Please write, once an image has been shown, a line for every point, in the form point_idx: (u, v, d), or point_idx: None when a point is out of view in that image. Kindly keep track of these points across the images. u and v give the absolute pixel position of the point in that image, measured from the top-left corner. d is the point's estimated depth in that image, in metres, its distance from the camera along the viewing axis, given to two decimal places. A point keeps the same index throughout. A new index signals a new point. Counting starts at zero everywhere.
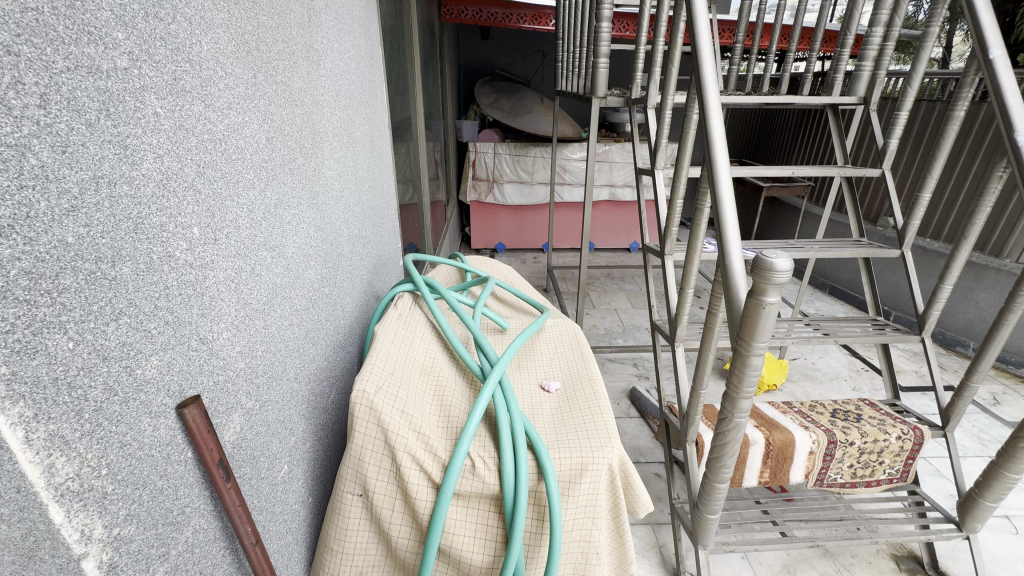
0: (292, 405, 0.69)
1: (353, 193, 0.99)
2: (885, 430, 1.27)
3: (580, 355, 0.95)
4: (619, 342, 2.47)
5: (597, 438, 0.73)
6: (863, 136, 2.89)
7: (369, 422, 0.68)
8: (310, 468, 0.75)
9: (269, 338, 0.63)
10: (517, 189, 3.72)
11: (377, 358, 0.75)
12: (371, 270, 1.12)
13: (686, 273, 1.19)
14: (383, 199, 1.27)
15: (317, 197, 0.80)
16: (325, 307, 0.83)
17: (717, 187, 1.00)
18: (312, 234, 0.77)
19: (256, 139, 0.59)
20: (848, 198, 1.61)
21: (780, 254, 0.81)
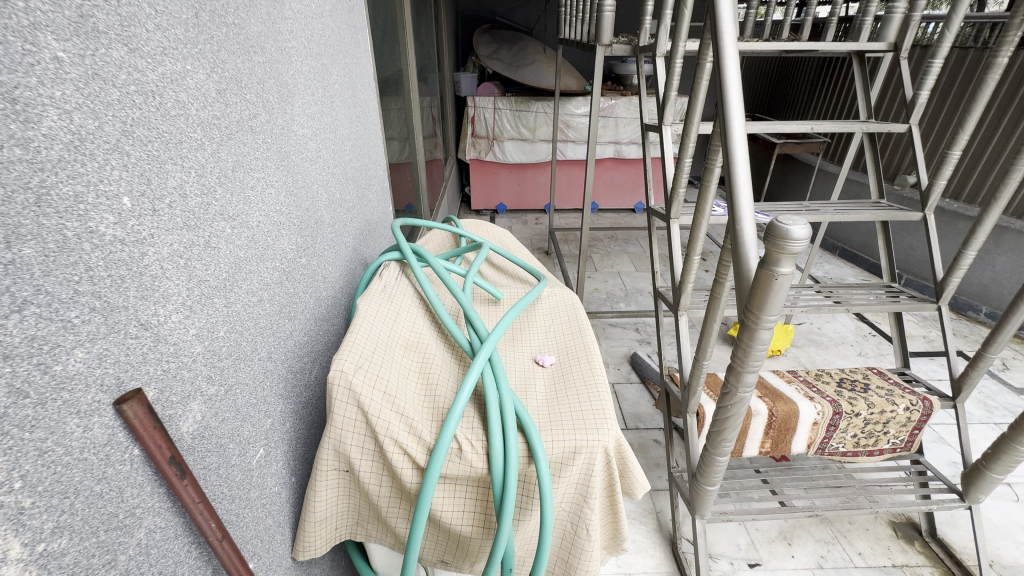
0: (267, 385, 0.65)
1: (332, 153, 0.92)
2: (893, 401, 1.23)
3: (578, 328, 0.90)
4: (621, 306, 2.42)
5: (594, 419, 0.68)
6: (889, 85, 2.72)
7: (347, 404, 0.63)
8: (290, 448, 0.71)
9: (234, 317, 0.57)
10: (518, 147, 3.58)
11: (357, 335, 0.70)
12: (357, 236, 1.05)
13: (693, 238, 1.12)
14: (370, 160, 1.19)
15: (288, 157, 0.72)
16: (303, 278, 0.77)
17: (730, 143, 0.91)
18: (283, 200, 0.70)
19: (203, 91, 0.51)
20: (869, 156, 1.50)
21: (797, 221, 0.74)
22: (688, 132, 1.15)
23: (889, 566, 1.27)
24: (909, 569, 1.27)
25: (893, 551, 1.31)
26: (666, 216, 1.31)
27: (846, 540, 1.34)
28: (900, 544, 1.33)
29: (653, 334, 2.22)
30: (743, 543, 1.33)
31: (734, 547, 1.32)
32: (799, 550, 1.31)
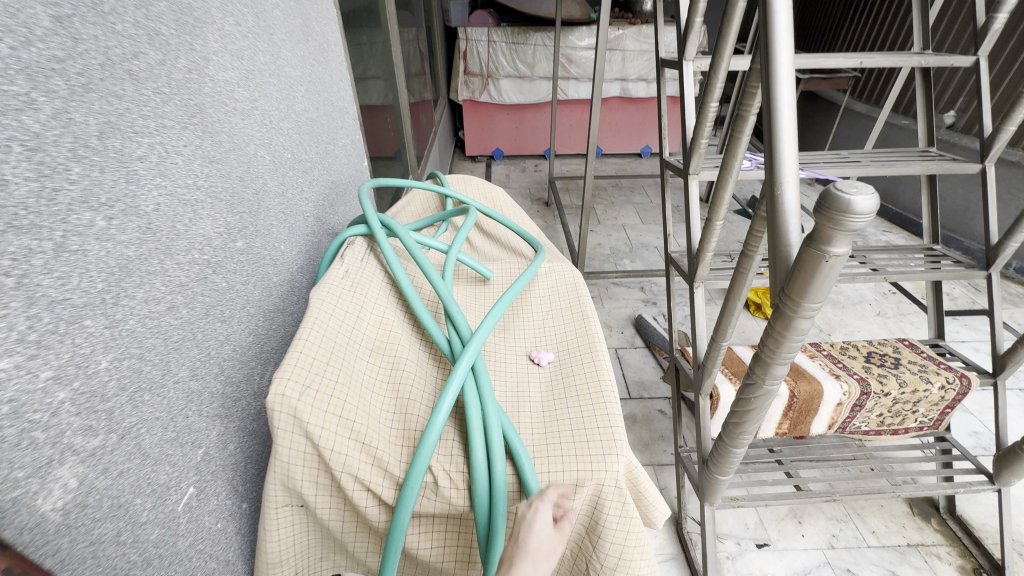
0: (193, 411, 0.52)
1: (278, 103, 0.73)
2: (926, 379, 1.12)
3: (580, 317, 0.76)
4: (626, 263, 2.27)
5: (599, 443, 0.56)
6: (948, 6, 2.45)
7: (293, 434, 0.51)
8: (235, 474, 0.60)
9: (127, 338, 0.43)
10: (515, 86, 3.27)
11: (305, 342, 0.56)
12: (319, 202, 0.89)
13: (716, 200, 0.95)
14: (335, 108, 1.00)
15: (204, 112, 0.55)
16: (241, 267, 0.62)
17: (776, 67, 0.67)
18: (199, 169, 0.54)
19: (23, 19, 0.34)
20: (920, 94, 1.29)
21: (863, 189, 0.57)
22: (715, 67, 0.94)
23: (904, 546, 1.21)
24: (926, 548, 1.21)
25: (909, 530, 1.25)
26: (684, 170, 1.12)
27: (860, 518, 1.27)
28: (916, 522, 1.27)
29: (659, 295, 2.09)
30: (750, 523, 1.26)
31: (741, 526, 1.26)
32: (809, 529, 1.25)
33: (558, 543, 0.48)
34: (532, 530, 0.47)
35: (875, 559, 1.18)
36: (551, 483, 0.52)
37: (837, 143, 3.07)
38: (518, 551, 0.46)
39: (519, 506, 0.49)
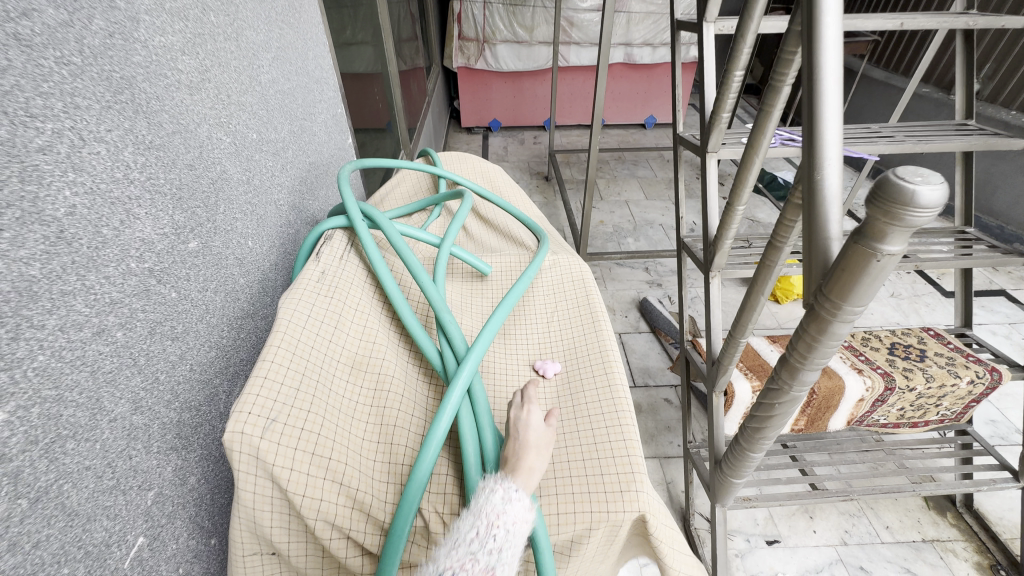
0: (137, 451, 0.44)
1: (238, 75, 0.63)
2: (955, 373, 1.05)
3: (591, 320, 0.67)
4: (629, 242, 2.18)
5: (616, 480, 0.49)
6: None
7: (257, 478, 0.43)
8: (198, 510, 0.52)
9: (37, 379, 0.35)
10: (513, 51, 3.09)
11: (272, 365, 0.47)
12: (294, 187, 0.79)
13: (739, 182, 0.84)
14: (312, 78, 0.88)
15: (137, 86, 0.45)
16: (197, 272, 0.53)
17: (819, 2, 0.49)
18: (131, 159, 0.44)
19: None
20: (959, 60, 1.18)
21: (931, 174, 0.41)
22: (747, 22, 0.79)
23: (919, 542, 1.17)
24: (941, 544, 1.16)
25: (924, 524, 1.20)
26: (701, 147, 1.01)
27: (873, 512, 1.23)
28: (931, 516, 1.22)
29: (664, 276, 2.00)
30: (760, 518, 1.21)
31: (751, 522, 1.21)
32: (821, 525, 1.20)
33: (552, 439, 0.51)
34: (527, 427, 0.50)
35: (889, 556, 1.14)
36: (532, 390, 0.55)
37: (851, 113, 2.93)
38: (520, 445, 0.48)
39: (510, 413, 0.52)
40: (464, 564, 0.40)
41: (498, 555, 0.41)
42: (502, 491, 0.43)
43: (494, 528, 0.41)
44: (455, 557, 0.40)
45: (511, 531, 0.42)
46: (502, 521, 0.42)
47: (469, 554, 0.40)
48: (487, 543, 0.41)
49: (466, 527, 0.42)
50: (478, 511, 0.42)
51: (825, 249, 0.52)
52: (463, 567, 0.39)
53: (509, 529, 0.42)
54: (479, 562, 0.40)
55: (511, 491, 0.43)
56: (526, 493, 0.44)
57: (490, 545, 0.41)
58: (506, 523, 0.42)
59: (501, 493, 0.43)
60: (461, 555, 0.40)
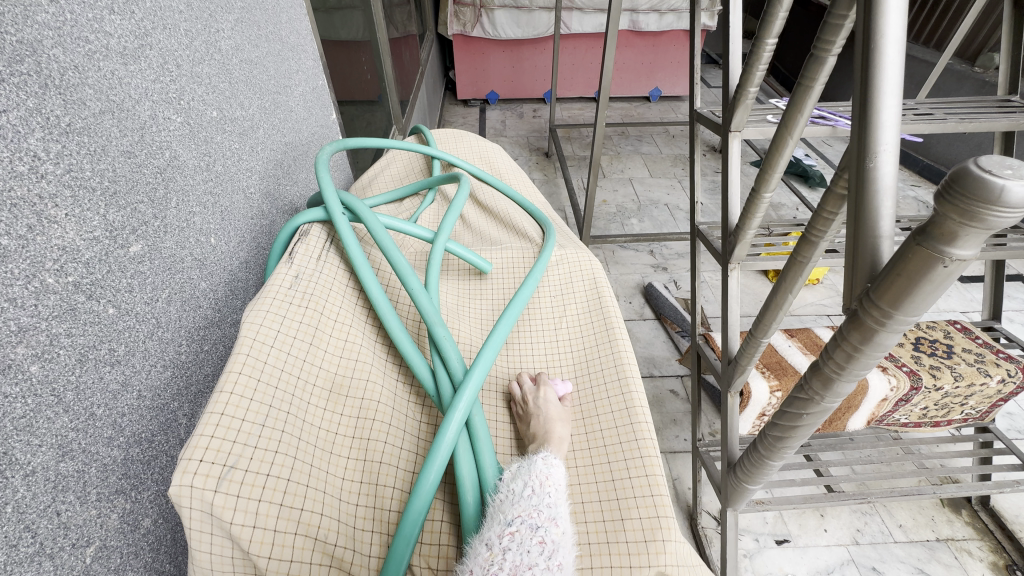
0: (68, 501, 0.37)
1: (191, 39, 0.53)
2: (985, 372, 0.98)
3: (605, 327, 0.59)
4: (633, 223, 2.09)
5: (638, 528, 0.42)
6: None
7: (212, 534, 0.36)
8: (155, 555, 0.45)
9: None
10: (512, 18, 2.92)
11: (230, 394, 0.39)
12: (268, 172, 0.70)
13: (769, 166, 0.75)
14: (287, 44, 0.78)
15: (46, 51, 0.36)
16: (143, 282, 0.45)
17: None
18: (39, 147, 0.35)
19: None
20: (1005, 26, 1.06)
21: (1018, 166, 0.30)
22: None
23: (933, 541, 1.13)
24: (956, 543, 1.12)
25: (938, 523, 1.16)
26: (722, 126, 0.92)
27: (886, 510, 1.18)
28: (946, 514, 1.18)
29: (670, 259, 1.92)
30: (769, 516, 1.17)
31: (759, 521, 1.17)
32: (831, 523, 1.16)
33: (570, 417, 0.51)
34: (547, 402, 0.50)
35: (902, 556, 1.10)
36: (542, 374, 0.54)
37: None
38: (545, 419, 0.48)
39: (526, 399, 0.51)
40: (530, 514, 0.40)
41: (556, 509, 0.42)
42: (544, 458, 0.45)
43: (546, 486, 0.42)
44: (520, 508, 0.40)
45: (559, 490, 0.43)
46: (550, 482, 0.43)
47: (530, 506, 0.40)
48: (545, 498, 0.41)
49: (518, 486, 0.42)
50: (526, 474, 0.43)
51: (873, 247, 0.40)
52: (530, 517, 0.40)
53: (557, 487, 0.43)
54: (542, 513, 0.40)
55: (551, 459, 0.45)
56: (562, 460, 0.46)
57: (547, 500, 0.42)
58: (554, 483, 0.43)
59: (543, 460, 0.44)
60: (524, 507, 0.40)
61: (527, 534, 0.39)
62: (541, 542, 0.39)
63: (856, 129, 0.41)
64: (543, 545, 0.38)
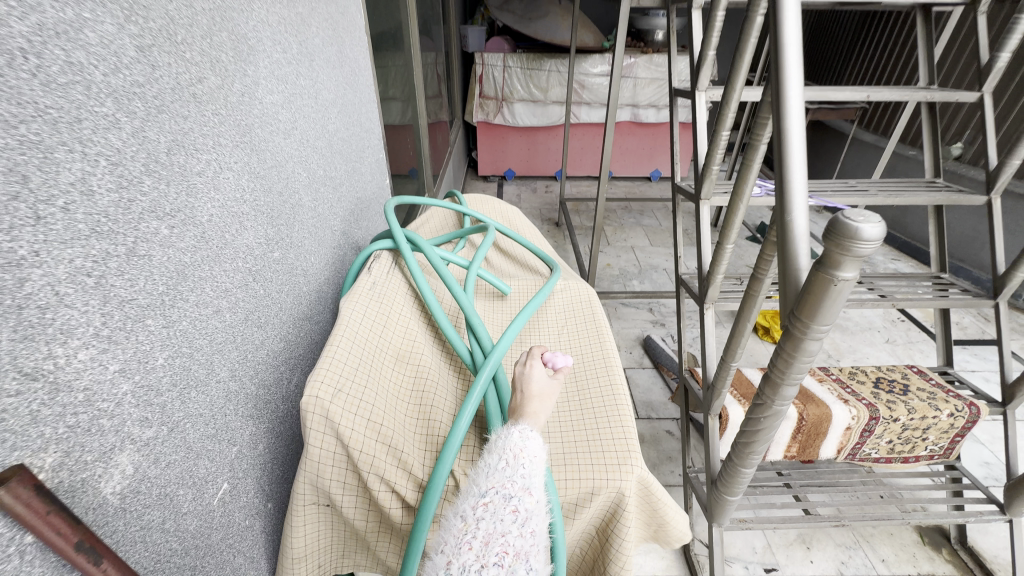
0: (231, 409, 0.55)
1: (313, 123, 0.77)
2: (935, 406, 1.13)
3: (596, 331, 0.77)
4: (634, 285, 2.30)
5: (614, 456, 0.58)
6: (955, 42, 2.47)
7: (325, 434, 0.54)
8: (265, 472, 0.63)
9: (177, 338, 0.46)
10: (529, 110, 3.36)
11: (339, 346, 0.59)
12: (346, 217, 0.93)
13: (728, 221, 0.97)
14: (363, 127, 1.04)
15: (253, 132, 0.59)
16: (277, 277, 0.66)
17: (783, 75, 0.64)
18: (246, 184, 0.58)
19: (113, 47, 0.38)
20: (926, 126, 1.33)
21: (871, 216, 0.50)
22: (728, 99, 0.98)
23: None
24: None
25: (919, 559, 1.23)
26: (695, 195, 1.16)
27: (869, 545, 1.26)
28: (927, 552, 1.25)
29: (668, 316, 2.11)
30: (758, 546, 1.25)
31: (749, 550, 1.24)
32: (818, 555, 1.24)
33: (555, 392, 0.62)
34: (530, 381, 0.61)
35: None
36: (535, 350, 0.66)
37: (844, 170, 3.11)
38: (526, 397, 0.60)
39: (517, 369, 0.63)
40: (503, 487, 0.52)
41: (528, 479, 0.53)
42: (519, 432, 0.56)
43: (519, 459, 0.54)
44: (494, 482, 0.53)
45: (532, 461, 0.54)
46: (524, 454, 0.54)
47: (505, 478, 0.53)
48: (518, 471, 0.53)
49: (493, 461, 0.54)
50: (503, 449, 0.55)
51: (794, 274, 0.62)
52: (504, 489, 0.52)
53: (530, 459, 0.54)
54: (516, 484, 0.53)
55: (527, 432, 0.56)
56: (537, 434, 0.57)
57: (521, 472, 0.53)
58: (527, 455, 0.54)
59: (519, 433, 0.56)
60: (499, 480, 0.53)
61: (500, 504, 0.51)
62: (514, 510, 0.51)
63: (777, 194, 0.64)
64: (516, 514, 0.51)
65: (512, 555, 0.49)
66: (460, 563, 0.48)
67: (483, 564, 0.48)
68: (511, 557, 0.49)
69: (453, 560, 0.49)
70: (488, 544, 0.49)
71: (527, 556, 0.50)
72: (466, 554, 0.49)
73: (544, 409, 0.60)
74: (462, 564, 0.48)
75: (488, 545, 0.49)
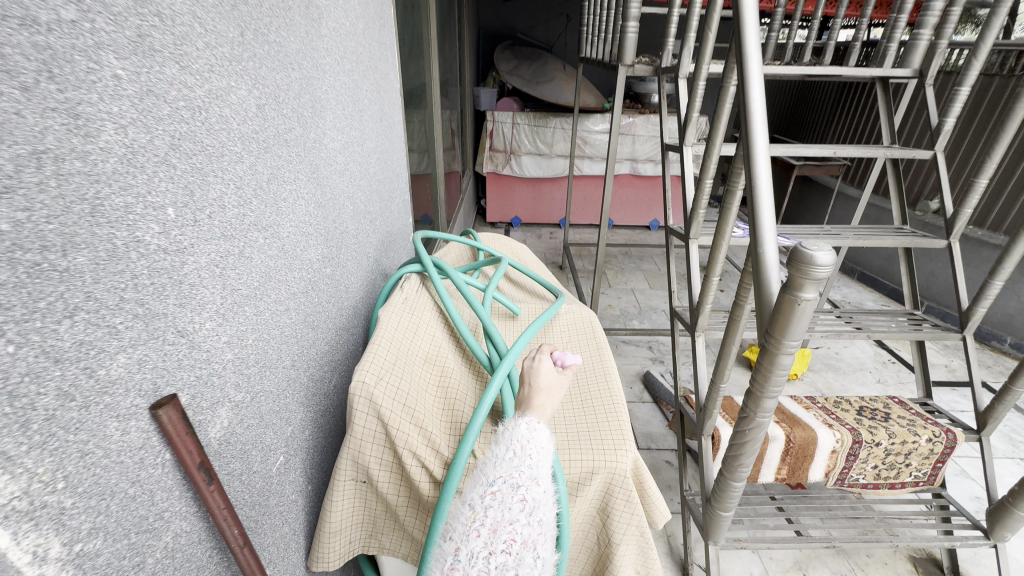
0: (289, 394, 0.66)
1: (359, 166, 0.93)
2: (914, 431, 1.21)
3: (596, 345, 0.88)
4: (634, 324, 2.41)
5: (611, 443, 0.68)
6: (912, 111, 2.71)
7: (368, 414, 0.64)
8: (308, 456, 0.72)
9: (261, 325, 0.58)
10: (535, 162, 3.61)
11: (380, 345, 0.70)
12: (378, 247, 1.07)
13: (713, 259, 1.10)
14: (394, 172, 1.20)
15: (318, 170, 0.73)
16: (327, 289, 0.79)
17: (751, 137, 0.82)
18: (311, 211, 0.72)
19: (244, 106, 0.53)
20: (892, 179, 1.49)
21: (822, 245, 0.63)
22: (710, 153, 1.15)
23: None
24: None
25: None
26: (685, 235, 1.30)
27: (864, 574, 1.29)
28: None
29: (666, 354, 2.20)
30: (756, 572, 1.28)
31: None
32: None
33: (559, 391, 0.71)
34: (539, 377, 0.70)
35: None
36: (543, 353, 0.76)
37: (832, 222, 3.29)
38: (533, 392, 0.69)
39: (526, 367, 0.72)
40: (511, 477, 0.58)
41: (535, 470, 0.59)
42: (527, 424, 0.62)
43: (526, 450, 0.60)
44: (502, 472, 0.58)
45: (537, 451, 0.60)
46: (531, 445, 0.60)
47: (512, 468, 0.58)
48: (526, 461, 0.59)
49: (501, 451, 0.60)
50: (512, 440, 0.60)
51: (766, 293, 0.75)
52: (512, 479, 0.57)
53: (537, 450, 0.60)
54: (523, 475, 0.58)
55: (534, 425, 0.62)
56: (544, 425, 0.63)
57: (528, 463, 0.59)
58: (533, 446, 0.60)
59: (526, 425, 0.62)
60: (507, 469, 0.58)
61: (507, 492, 0.56)
62: (522, 499, 0.56)
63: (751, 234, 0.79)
64: (524, 502, 0.56)
65: (519, 544, 0.55)
66: (468, 549, 0.54)
67: (491, 550, 0.54)
68: (518, 545, 0.55)
69: (461, 546, 0.55)
70: (496, 532, 0.55)
71: (532, 543, 0.56)
72: (474, 541, 0.55)
73: (549, 401, 0.68)
74: (471, 551, 0.54)
75: (496, 533, 0.55)
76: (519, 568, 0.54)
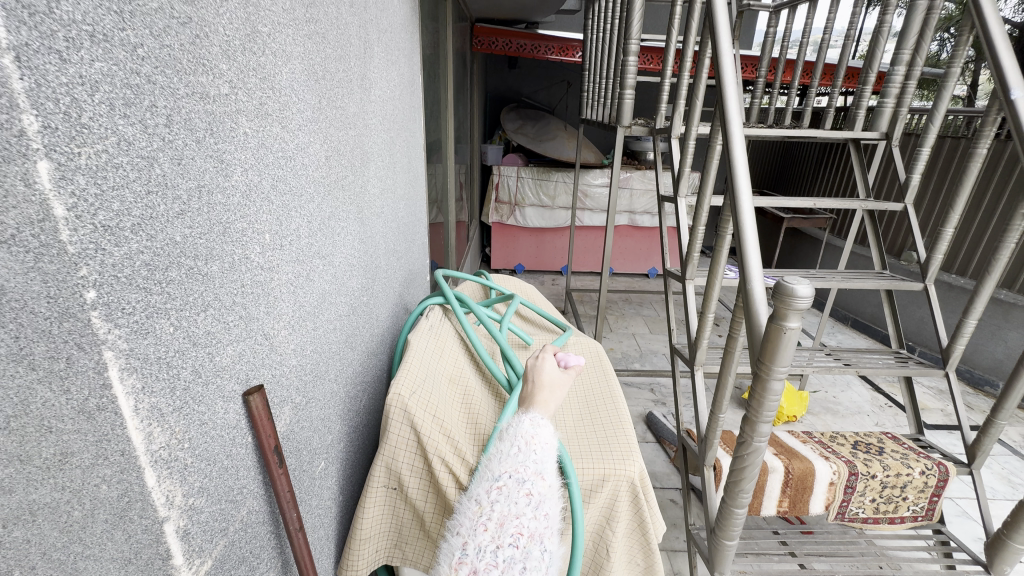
0: (331, 405, 0.74)
1: (391, 209, 1.05)
2: (908, 464, 1.26)
3: (603, 369, 0.96)
4: (636, 367, 2.48)
5: (619, 453, 0.76)
6: (886, 170, 2.91)
7: (403, 422, 0.72)
8: (342, 467, 0.79)
9: (316, 339, 0.67)
10: (538, 213, 3.80)
11: (412, 363, 0.79)
12: (402, 283, 1.17)
13: (707, 297, 1.19)
14: (416, 216, 1.33)
15: (362, 211, 0.85)
16: (363, 315, 0.88)
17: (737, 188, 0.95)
18: (355, 246, 0.82)
19: (317, 157, 0.65)
20: (870, 229, 1.62)
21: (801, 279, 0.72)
22: (701, 203, 1.27)
23: None
24: None
25: None
26: (682, 276, 1.41)
27: None
28: None
29: (668, 396, 2.25)
30: None
31: None
32: None
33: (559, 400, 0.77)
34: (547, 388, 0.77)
35: None
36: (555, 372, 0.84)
37: None
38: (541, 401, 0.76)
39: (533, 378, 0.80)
40: (517, 472, 0.64)
41: (539, 464, 0.65)
42: (530, 421, 0.68)
43: (532, 445, 0.66)
44: (507, 467, 0.64)
45: (540, 447, 0.66)
46: (535, 440, 0.67)
47: (517, 464, 0.65)
48: (530, 456, 0.65)
49: (506, 447, 0.66)
50: (519, 436, 0.67)
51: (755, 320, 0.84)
52: (517, 473, 0.64)
53: (541, 445, 0.66)
54: (528, 469, 0.64)
55: (537, 422, 0.68)
56: (547, 423, 0.70)
57: (534, 459, 0.65)
58: (537, 441, 0.67)
59: (529, 422, 0.68)
60: (512, 464, 0.65)
61: (511, 486, 0.63)
62: (528, 493, 0.62)
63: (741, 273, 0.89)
64: (530, 497, 0.62)
65: (526, 537, 0.60)
66: (476, 543, 0.60)
67: (498, 544, 0.59)
68: (524, 539, 0.60)
69: (469, 540, 0.61)
70: (503, 525, 0.60)
71: (536, 536, 0.61)
72: (482, 535, 0.60)
73: (552, 397, 0.76)
74: (479, 544, 0.59)
75: (503, 527, 0.60)
76: (527, 561, 0.59)
